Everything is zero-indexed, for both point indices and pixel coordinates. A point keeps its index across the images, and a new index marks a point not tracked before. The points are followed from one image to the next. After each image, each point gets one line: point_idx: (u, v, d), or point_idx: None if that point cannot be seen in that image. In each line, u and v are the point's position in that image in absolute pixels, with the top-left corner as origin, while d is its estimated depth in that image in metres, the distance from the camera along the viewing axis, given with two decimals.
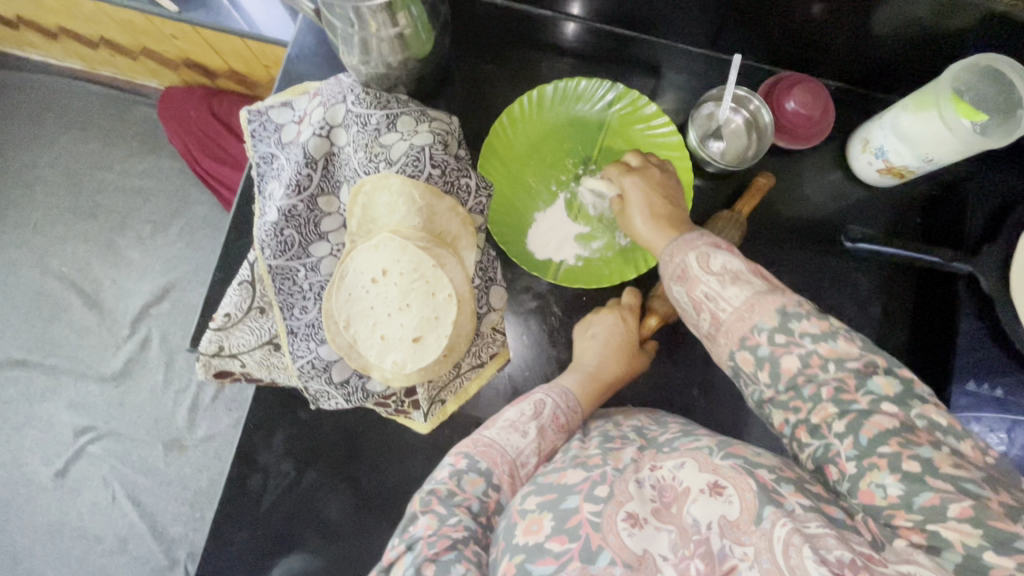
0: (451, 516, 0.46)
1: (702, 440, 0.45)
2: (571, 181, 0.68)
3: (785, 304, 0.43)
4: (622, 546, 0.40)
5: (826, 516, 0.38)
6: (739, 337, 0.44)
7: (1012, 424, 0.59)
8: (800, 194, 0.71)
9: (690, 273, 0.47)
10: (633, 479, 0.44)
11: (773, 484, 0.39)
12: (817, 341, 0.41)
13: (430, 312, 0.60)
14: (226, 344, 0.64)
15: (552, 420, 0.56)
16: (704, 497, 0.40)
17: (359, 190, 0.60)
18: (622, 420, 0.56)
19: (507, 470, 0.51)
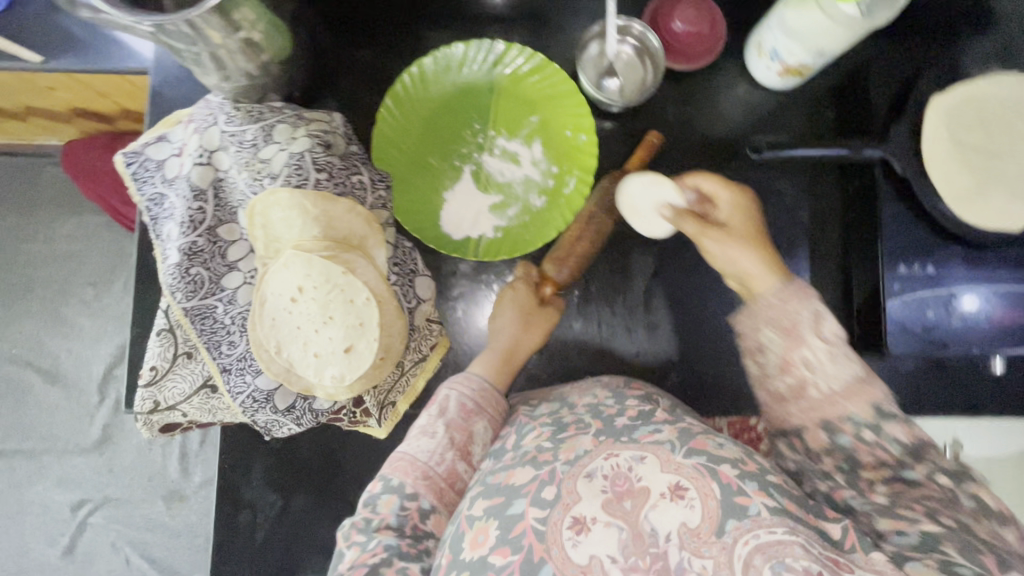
0: (373, 537, 0.46)
1: (663, 430, 0.45)
2: (473, 152, 0.66)
3: (880, 400, 0.44)
4: (565, 561, 0.39)
5: (790, 515, 0.38)
6: (824, 457, 0.45)
7: (948, 296, 0.59)
8: (705, 115, 0.69)
9: (788, 320, 0.47)
10: (581, 475, 0.42)
11: (738, 484, 0.39)
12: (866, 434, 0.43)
13: (354, 320, 0.57)
14: (161, 399, 0.62)
15: (459, 412, 0.54)
16: (663, 503, 0.39)
17: (255, 212, 0.57)
18: (577, 401, 0.55)
19: (421, 477, 0.50)
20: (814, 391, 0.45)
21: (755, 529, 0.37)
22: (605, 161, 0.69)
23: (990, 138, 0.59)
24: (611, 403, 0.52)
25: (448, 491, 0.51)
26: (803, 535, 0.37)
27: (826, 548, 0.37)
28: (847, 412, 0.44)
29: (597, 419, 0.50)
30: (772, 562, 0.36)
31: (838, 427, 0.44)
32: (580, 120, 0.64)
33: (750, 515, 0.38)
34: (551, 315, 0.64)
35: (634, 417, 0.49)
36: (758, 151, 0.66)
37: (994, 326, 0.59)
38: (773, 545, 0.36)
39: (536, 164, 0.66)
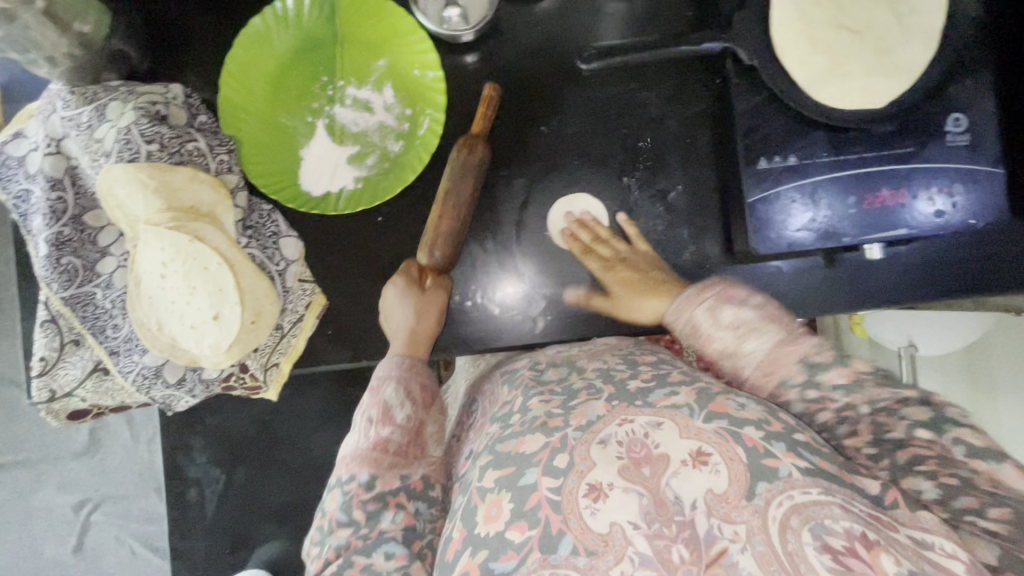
0: (326, 537, 0.48)
1: (680, 395, 0.46)
2: (325, 106, 0.65)
3: (806, 355, 0.47)
4: (585, 531, 0.39)
5: (822, 476, 0.40)
6: (769, 392, 0.48)
7: (813, 187, 0.58)
8: (564, 33, 0.66)
9: (701, 328, 0.52)
10: (595, 441, 0.43)
11: (764, 446, 0.40)
12: (848, 393, 0.45)
13: (214, 287, 0.58)
14: (56, 386, 0.64)
15: (383, 412, 0.53)
16: (686, 471, 0.40)
17: (106, 196, 0.56)
18: (586, 364, 0.56)
19: (352, 460, 0.51)
20: (746, 370, 0.49)
21: (788, 490, 0.38)
22: (463, 97, 0.66)
23: (844, 13, 0.56)
24: (623, 367, 0.53)
25: (385, 459, 0.51)
26: (839, 495, 0.38)
27: (867, 506, 0.39)
28: (784, 377, 0.47)
29: (607, 384, 0.50)
30: (809, 524, 0.37)
31: (780, 396, 0.47)
32: (425, 57, 0.63)
33: (780, 477, 0.39)
34: (439, 298, 0.62)
35: (648, 379, 0.50)
36: (587, 59, 0.64)
37: (862, 212, 0.58)
38: (809, 506, 0.38)
39: (389, 110, 0.65)
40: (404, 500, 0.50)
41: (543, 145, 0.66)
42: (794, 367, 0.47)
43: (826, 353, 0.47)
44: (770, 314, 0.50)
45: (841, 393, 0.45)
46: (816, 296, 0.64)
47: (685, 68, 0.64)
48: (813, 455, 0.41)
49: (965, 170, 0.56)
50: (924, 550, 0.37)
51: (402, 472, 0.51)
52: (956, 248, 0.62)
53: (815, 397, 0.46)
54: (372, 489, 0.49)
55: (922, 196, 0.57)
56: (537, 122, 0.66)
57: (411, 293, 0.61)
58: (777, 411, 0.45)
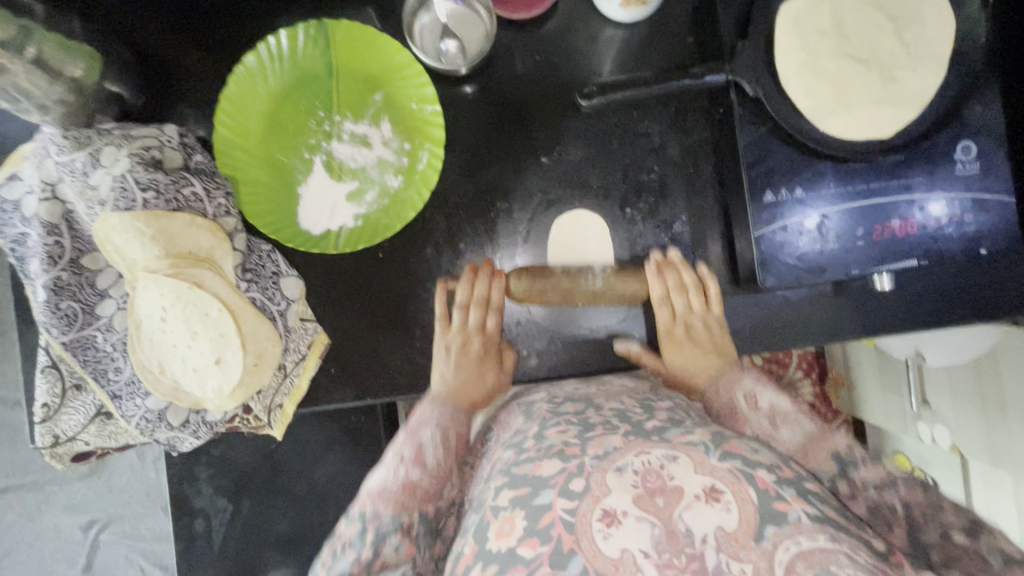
0: (377, 485, 0.49)
1: (695, 433, 0.48)
2: (322, 142, 0.64)
3: (838, 449, 0.51)
4: (597, 553, 0.41)
5: (829, 522, 0.41)
6: (805, 464, 0.51)
7: (820, 219, 0.57)
8: (562, 62, 0.65)
9: (738, 410, 0.56)
10: (612, 469, 0.45)
11: (775, 489, 0.42)
12: (879, 487, 0.48)
13: (216, 332, 0.57)
14: (60, 431, 0.64)
15: (433, 447, 0.56)
16: (699, 505, 0.42)
17: (101, 244, 0.54)
18: (604, 405, 0.56)
19: (376, 495, 0.53)
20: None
21: (795, 534, 0.40)
22: (462, 130, 0.65)
23: (850, 42, 0.55)
24: (642, 411, 0.54)
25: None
26: (846, 542, 0.39)
27: (872, 558, 0.39)
28: (819, 468, 0.50)
29: (624, 421, 0.51)
30: (815, 569, 0.38)
31: (824, 473, 0.50)
32: (423, 91, 0.62)
33: (789, 522, 0.40)
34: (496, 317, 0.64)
35: (665, 421, 0.51)
36: (587, 95, 0.62)
37: (871, 244, 0.57)
38: (816, 552, 0.38)
39: (387, 144, 0.64)
40: (442, 459, 0.53)
41: (544, 177, 0.65)
42: (825, 460, 0.50)
43: (862, 454, 0.50)
44: (804, 408, 0.55)
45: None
46: (821, 324, 0.63)
47: (687, 96, 0.63)
48: (821, 504, 0.43)
49: (975, 199, 0.55)
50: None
51: (444, 434, 0.55)
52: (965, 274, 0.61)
53: (846, 486, 0.49)
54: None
55: (931, 224, 0.56)
56: (537, 153, 0.65)
57: (472, 274, 0.64)
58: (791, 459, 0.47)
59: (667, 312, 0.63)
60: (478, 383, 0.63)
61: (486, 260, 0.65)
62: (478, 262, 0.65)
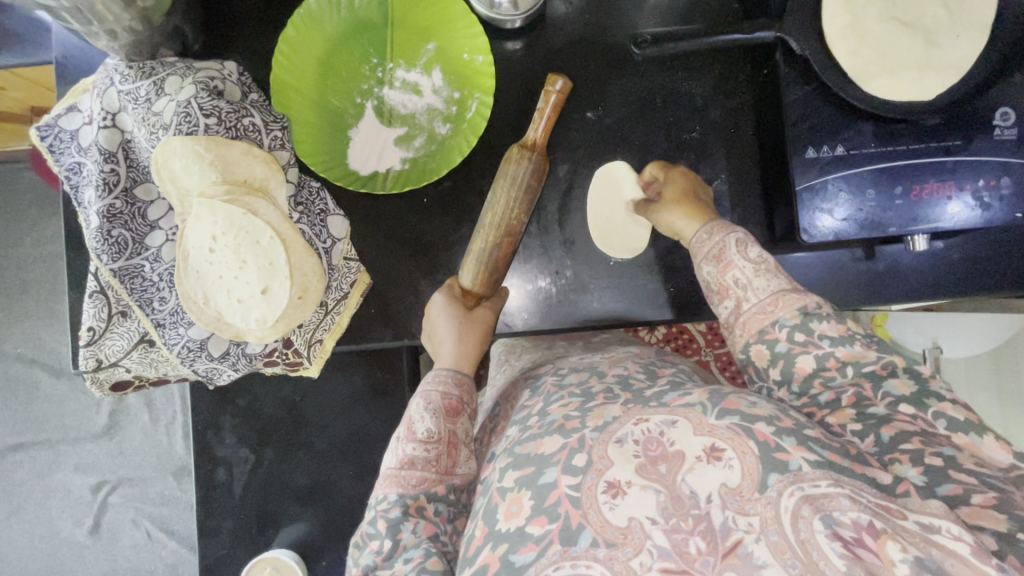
0: (361, 553, 0.52)
1: (694, 395, 0.49)
2: (375, 88, 0.66)
3: (805, 305, 0.53)
4: (603, 524, 0.42)
5: (834, 469, 0.42)
6: (759, 329, 0.54)
7: (859, 178, 0.58)
8: (610, 22, 0.66)
9: (726, 255, 0.57)
10: (612, 441, 0.47)
11: (775, 440, 0.43)
12: (835, 344, 0.51)
13: (265, 261, 0.59)
14: (103, 356, 0.65)
15: (409, 431, 0.55)
16: (701, 466, 0.43)
17: (160, 170, 0.57)
18: (607, 370, 0.62)
19: (383, 478, 0.54)
20: (748, 304, 0.55)
21: (798, 482, 0.41)
22: (510, 84, 0.67)
23: (895, 5, 0.57)
24: (642, 376, 0.59)
25: (412, 476, 0.54)
26: (847, 487, 0.41)
27: (875, 497, 0.40)
28: (779, 316, 0.53)
29: (625, 390, 0.55)
30: (820, 513, 0.39)
31: (769, 333, 0.53)
32: (476, 41, 0.63)
33: (791, 470, 0.41)
34: (487, 318, 0.63)
35: (665, 387, 0.55)
36: (640, 45, 0.65)
37: (908, 203, 0.58)
38: (819, 498, 0.40)
39: (437, 92, 0.66)
40: (422, 504, 0.53)
41: (587, 132, 0.67)
42: (791, 311, 0.53)
43: (827, 308, 0.53)
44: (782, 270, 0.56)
45: (829, 343, 0.51)
46: (850, 288, 0.65)
47: (730, 59, 0.65)
48: (823, 449, 0.44)
49: (1013, 164, 0.57)
50: (932, 534, 0.38)
51: (433, 483, 0.54)
52: (992, 243, 0.62)
53: (802, 338, 0.52)
54: (399, 494, 0.53)
55: (967, 189, 0.57)
56: (582, 108, 0.66)
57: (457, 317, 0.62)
58: (789, 409, 0.47)
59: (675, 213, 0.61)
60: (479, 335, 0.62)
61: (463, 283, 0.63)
62: (454, 308, 0.62)
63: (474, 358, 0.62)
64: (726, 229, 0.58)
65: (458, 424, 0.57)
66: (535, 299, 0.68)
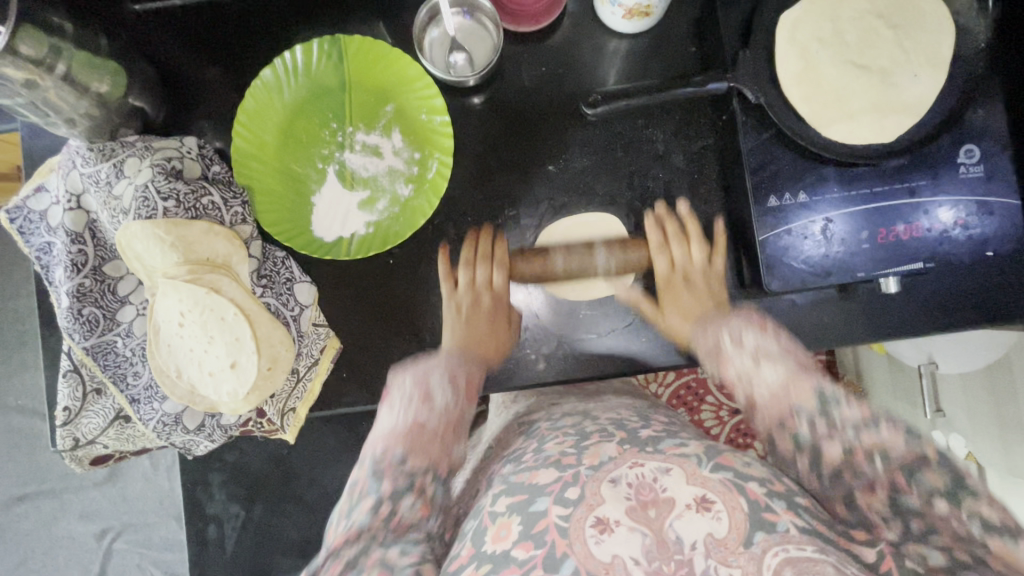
0: (351, 510, 0.50)
1: (689, 446, 0.50)
2: (335, 152, 0.66)
3: (821, 388, 0.51)
4: (588, 556, 0.42)
5: (817, 534, 0.43)
6: (777, 421, 0.51)
7: (825, 222, 0.57)
8: (568, 74, 0.66)
9: (724, 354, 0.58)
10: (606, 480, 0.46)
11: (766, 500, 0.44)
12: (860, 432, 0.48)
13: (231, 336, 0.59)
14: (80, 434, 0.65)
15: (422, 395, 0.57)
16: (690, 514, 0.43)
17: (125, 251, 0.57)
18: (599, 414, 0.60)
19: (387, 437, 0.54)
20: (761, 396, 0.53)
21: (784, 543, 0.42)
22: (471, 140, 0.67)
23: (851, 48, 0.56)
24: (636, 419, 0.59)
25: (420, 439, 0.54)
26: (833, 555, 0.41)
27: (858, 568, 0.41)
28: (797, 404, 0.50)
29: (620, 430, 0.54)
30: None
31: (789, 424, 0.50)
32: (432, 102, 0.64)
33: (778, 531, 0.42)
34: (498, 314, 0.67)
35: (659, 431, 0.55)
36: (592, 104, 0.63)
37: (876, 246, 0.57)
38: (803, 560, 0.40)
39: (398, 154, 0.66)
40: (424, 484, 0.51)
41: (551, 185, 0.66)
42: (807, 399, 0.51)
43: (844, 392, 0.50)
44: (791, 352, 0.55)
45: (853, 429, 0.48)
46: (829, 329, 0.63)
47: (691, 105, 0.64)
48: (812, 517, 0.45)
49: (980, 202, 0.56)
50: None
51: (432, 456, 0.53)
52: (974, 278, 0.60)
53: (823, 425, 0.49)
54: (405, 465, 0.51)
55: (937, 228, 0.56)
56: (544, 161, 0.66)
57: (473, 316, 0.66)
58: (782, 473, 0.48)
59: (682, 296, 0.64)
60: (489, 339, 0.65)
61: (490, 277, 0.67)
62: (483, 301, 0.66)
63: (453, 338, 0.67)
64: (727, 321, 0.60)
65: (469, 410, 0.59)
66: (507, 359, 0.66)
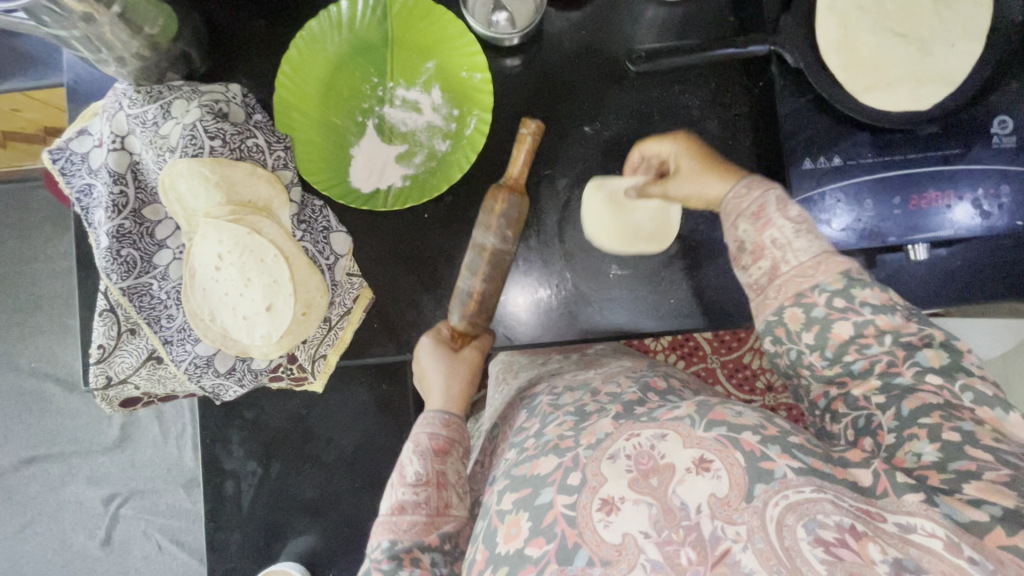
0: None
1: (682, 407, 0.49)
2: (375, 107, 0.68)
3: (849, 269, 0.49)
4: (599, 542, 0.43)
5: (816, 474, 0.42)
6: (796, 293, 0.50)
7: (858, 187, 0.58)
8: (607, 39, 0.67)
9: (765, 214, 0.52)
10: (605, 457, 0.46)
11: (761, 449, 0.43)
12: (875, 313, 0.48)
13: (269, 279, 0.61)
14: (112, 373, 0.66)
15: (399, 478, 0.55)
16: (691, 477, 0.43)
17: (167, 191, 0.59)
18: (599, 388, 0.61)
19: (385, 528, 0.53)
20: (786, 266, 0.50)
21: (783, 490, 0.41)
22: (509, 100, 0.68)
23: (890, 17, 0.59)
24: (632, 389, 0.60)
25: (403, 522, 0.53)
26: (830, 492, 0.41)
27: (856, 500, 0.41)
28: (821, 280, 0.49)
29: (616, 403, 0.56)
30: (803, 520, 0.40)
31: (806, 296, 0.49)
32: (474, 59, 0.65)
33: (776, 479, 0.42)
34: (474, 357, 0.63)
35: (654, 404, 0.55)
36: (635, 61, 0.65)
37: (907, 213, 0.58)
38: (802, 504, 0.40)
39: (437, 110, 0.67)
40: (416, 556, 0.52)
41: (585, 147, 0.67)
42: (833, 275, 0.49)
43: (869, 275, 0.49)
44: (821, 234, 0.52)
45: (870, 309, 0.48)
46: None
47: (728, 72, 0.65)
48: (807, 455, 0.43)
49: (1012, 173, 0.56)
50: (909, 534, 0.39)
51: (421, 532, 0.53)
52: (995, 252, 0.61)
53: (841, 304, 0.48)
54: (393, 551, 0.52)
55: (967, 197, 0.57)
56: (580, 123, 0.67)
57: (458, 366, 0.62)
58: (774, 418, 0.47)
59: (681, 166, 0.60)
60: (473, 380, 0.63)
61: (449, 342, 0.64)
62: (465, 359, 0.63)
63: (464, 398, 0.62)
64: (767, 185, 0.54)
65: (448, 464, 0.56)
66: (534, 316, 0.68)
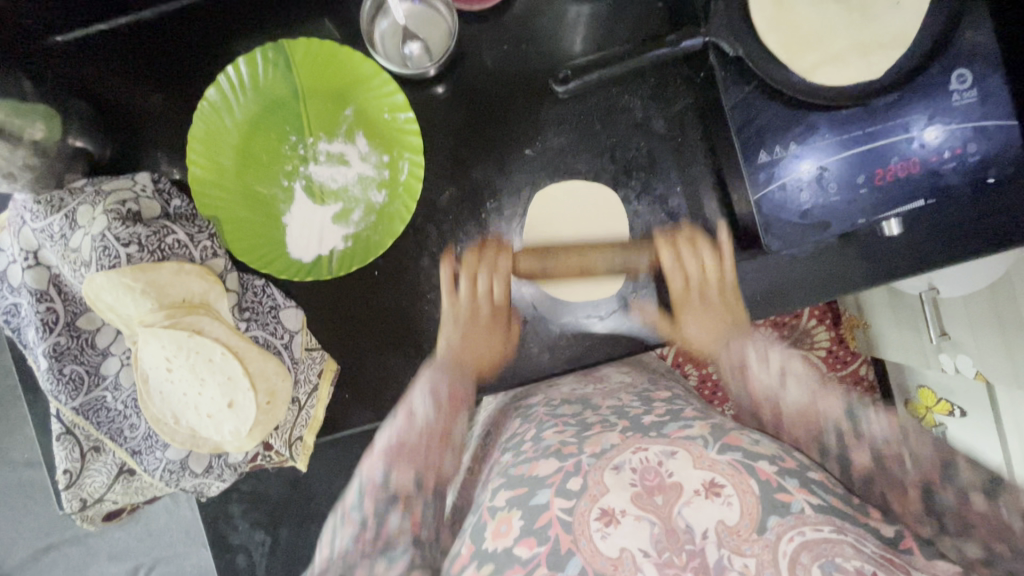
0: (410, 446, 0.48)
1: (693, 427, 0.50)
2: (299, 167, 0.64)
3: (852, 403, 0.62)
4: (594, 553, 0.43)
5: (835, 514, 0.44)
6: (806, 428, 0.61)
7: (819, 172, 0.55)
8: (533, 48, 0.63)
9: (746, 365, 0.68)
10: (609, 467, 0.47)
11: (778, 481, 0.45)
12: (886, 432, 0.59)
13: (223, 376, 0.56)
14: (86, 494, 0.64)
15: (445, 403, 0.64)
16: (698, 500, 0.44)
17: (94, 303, 0.54)
18: (601, 402, 0.58)
19: (383, 457, 0.62)
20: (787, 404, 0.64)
21: (799, 526, 0.42)
22: (440, 135, 0.63)
23: None
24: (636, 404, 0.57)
25: (412, 457, 0.62)
26: (850, 534, 0.42)
27: (877, 546, 0.42)
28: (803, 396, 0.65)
29: (622, 418, 0.53)
30: (818, 560, 0.41)
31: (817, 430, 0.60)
32: (391, 99, 0.60)
33: (792, 513, 0.43)
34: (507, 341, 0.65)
35: (662, 414, 0.53)
36: (563, 80, 0.61)
37: (874, 190, 0.54)
38: (818, 543, 0.41)
39: (365, 159, 0.64)
40: (412, 501, 0.59)
41: (530, 169, 0.64)
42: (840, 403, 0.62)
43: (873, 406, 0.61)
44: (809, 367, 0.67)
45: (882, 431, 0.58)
46: (830, 282, 0.61)
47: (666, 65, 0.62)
48: (826, 493, 0.46)
49: (975, 128, 0.52)
50: None
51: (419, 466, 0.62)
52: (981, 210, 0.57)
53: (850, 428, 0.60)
54: (388, 481, 0.60)
55: (934, 163, 0.53)
56: (520, 146, 0.63)
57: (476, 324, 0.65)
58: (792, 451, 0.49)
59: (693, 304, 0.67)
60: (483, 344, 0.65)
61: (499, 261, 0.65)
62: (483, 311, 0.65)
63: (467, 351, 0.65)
64: None
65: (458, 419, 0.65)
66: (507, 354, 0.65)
